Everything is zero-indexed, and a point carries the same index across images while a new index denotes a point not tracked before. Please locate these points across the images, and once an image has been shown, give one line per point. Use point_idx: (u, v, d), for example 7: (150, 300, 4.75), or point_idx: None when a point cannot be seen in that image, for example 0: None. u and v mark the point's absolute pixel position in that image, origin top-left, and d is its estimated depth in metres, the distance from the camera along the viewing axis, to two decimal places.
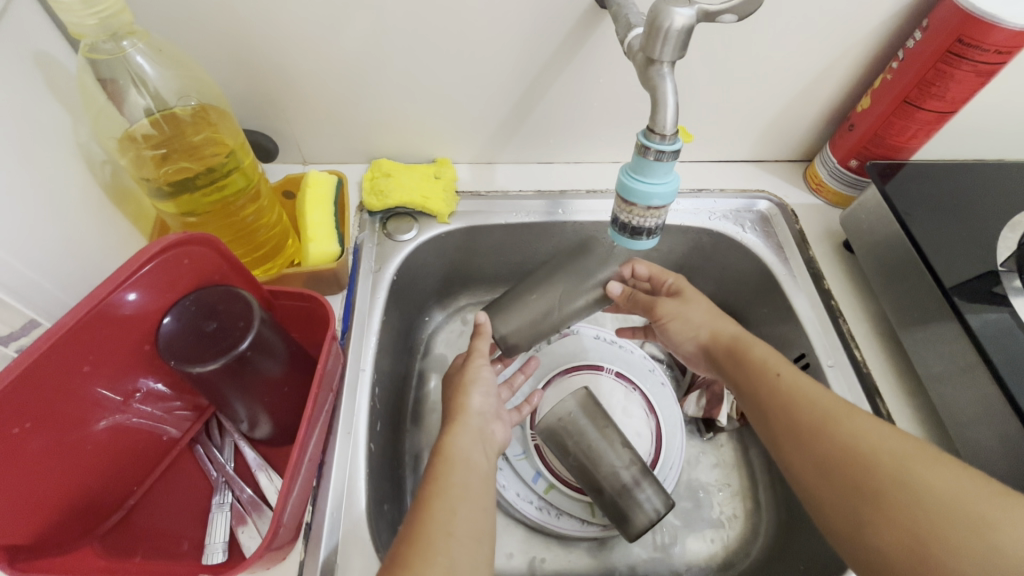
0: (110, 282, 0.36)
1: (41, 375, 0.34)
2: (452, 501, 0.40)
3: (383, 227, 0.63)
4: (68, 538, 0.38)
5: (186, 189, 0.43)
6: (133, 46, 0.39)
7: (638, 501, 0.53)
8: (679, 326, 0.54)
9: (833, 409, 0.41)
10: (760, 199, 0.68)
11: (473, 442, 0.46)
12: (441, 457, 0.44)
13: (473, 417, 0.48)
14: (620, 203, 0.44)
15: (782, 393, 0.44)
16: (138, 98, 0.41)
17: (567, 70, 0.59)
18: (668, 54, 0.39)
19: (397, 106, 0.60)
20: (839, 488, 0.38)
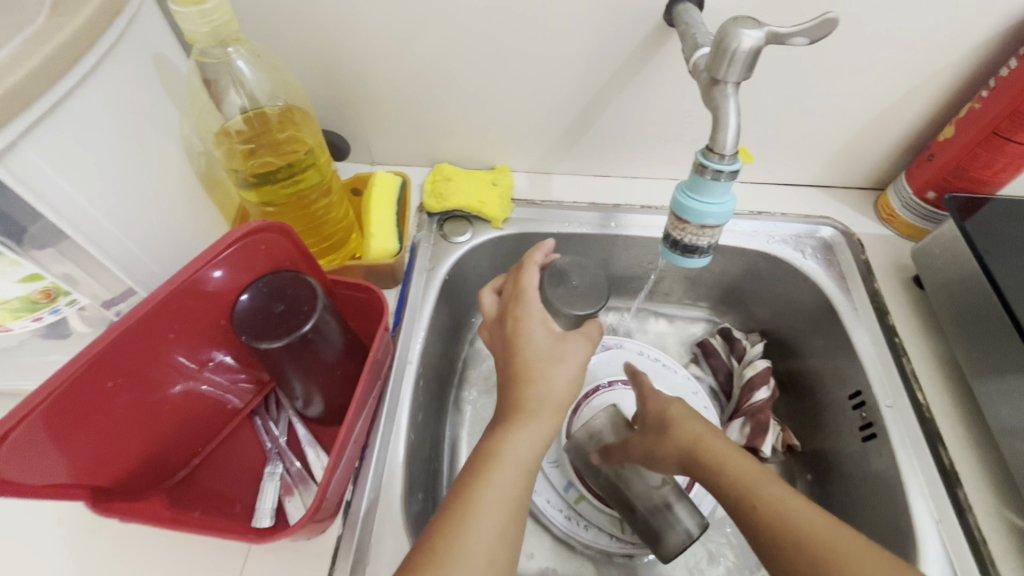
0: (200, 259, 0.40)
1: (136, 335, 0.39)
2: (487, 501, 0.40)
3: (439, 229, 0.66)
4: (140, 487, 0.42)
5: (267, 182, 0.47)
6: (236, 52, 0.44)
7: (672, 521, 0.52)
8: (658, 436, 0.51)
9: (814, 545, 0.38)
10: (823, 226, 0.66)
11: (532, 442, 0.43)
12: (496, 459, 0.42)
13: (547, 414, 0.44)
14: (673, 220, 0.44)
15: (766, 526, 0.40)
16: (235, 99, 0.46)
17: (630, 85, 0.59)
18: (733, 75, 0.39)
19: (462, 114, 0.63)
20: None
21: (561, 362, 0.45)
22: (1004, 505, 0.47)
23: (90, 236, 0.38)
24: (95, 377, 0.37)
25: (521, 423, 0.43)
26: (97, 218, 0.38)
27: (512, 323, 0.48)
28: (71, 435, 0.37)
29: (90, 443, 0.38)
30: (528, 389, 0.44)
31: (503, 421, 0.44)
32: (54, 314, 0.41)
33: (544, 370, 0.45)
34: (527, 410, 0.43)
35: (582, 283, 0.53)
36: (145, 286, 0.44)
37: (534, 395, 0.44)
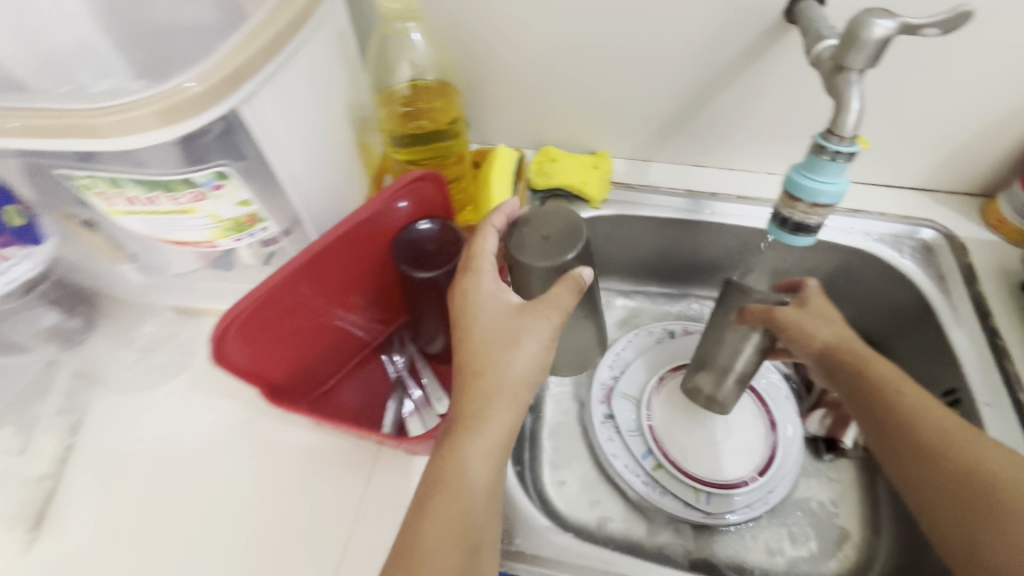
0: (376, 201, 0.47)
1: (305, 269, 0.46)
2: (445, 515, 0.38)
3: (542, 205, 0.71)
4: (289, 392, 0.50)
5: (417, 142, 0.54)
6: (412, 28, 0.50)
7: (718, 394, 0.65)
8: (814, 320, 0.54)
9: (948, 431, 0.45)
10: (924, 227, 0.66)
11: (484, 456, 0.40)
12: (446, 484, 0.39)
13: (501, 425, 0.41)
14: (784, 199, 0.47)
15: (908, 411, 0.47)
16: (404, 70, 0.53)
17: (740, 77, 0.62)
18: (860, 63, 0.42)
19: (574, 99, 0.68)
20: (962, 505, 0.42)
21: (512, 352, 0.41)
22: None
23: (284, 172, 0.46)
24: (270, 297, 0.45)
25: (469, 437, 0.40)
26: (291, 158, 0.46)
27: (459, 295, 0.44)
28: (244, 342, 0.45)
29: (257, 347, 0.46)
30: (475, 387, 0.41)
31: (450, 433, 0.41)
32: (251, 237, 0.47)
33: (496, 356, 0.41)
34: (474, 418, 0.40)
35: (554, 234, 0.46)
36: (310, 223, 0.51)
37: (483, 390, 0.41)
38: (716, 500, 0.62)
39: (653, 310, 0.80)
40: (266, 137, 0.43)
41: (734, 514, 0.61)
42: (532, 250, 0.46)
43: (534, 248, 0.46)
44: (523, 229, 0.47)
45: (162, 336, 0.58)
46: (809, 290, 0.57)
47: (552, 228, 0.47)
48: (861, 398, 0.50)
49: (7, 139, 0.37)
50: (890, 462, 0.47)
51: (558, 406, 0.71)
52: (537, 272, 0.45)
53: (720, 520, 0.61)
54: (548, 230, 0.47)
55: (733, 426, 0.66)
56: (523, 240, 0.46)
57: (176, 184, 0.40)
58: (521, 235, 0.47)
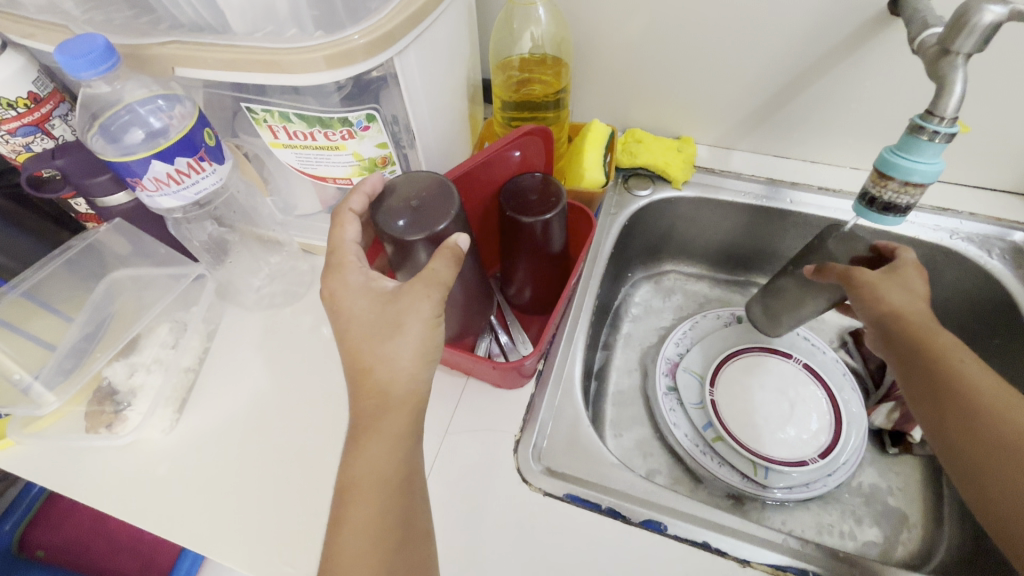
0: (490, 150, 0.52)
1: None
2: (360, 520, 0.39)
3: (624, 182, 0.76)
4: None
5: (527, 108, 0.60)
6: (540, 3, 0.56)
7: (770, 326, 0.72)
8: (888, 286, 0.55)
9: (996, 399, 0.45)
10: (1016, 230, 0.65)
11: (387, 449, 0.40)
12: (357, 486, 0.39)
13: (393, 416, 0.40)
14: (875, 178, 0.49)
15: (961, 377, 0.47)
16: (526, 42, 0.59)
17: (834, 69, 0.64)
18: (968, 47, 0.43)
19: (666, 84, 0.72)
20: (1002, 465, 0.43)
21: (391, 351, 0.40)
22: None
23: (415, 121, 0.52)
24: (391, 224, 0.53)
25: (367, 441, 0.40)
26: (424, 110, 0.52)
27: (329, 296, 0.44)
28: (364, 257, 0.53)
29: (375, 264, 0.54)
30: (372, 385, 0.40)
31: (353, 438, 0.41)
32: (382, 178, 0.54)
33: (376, 349, 0.40)
34: (377, 419, 0.40)
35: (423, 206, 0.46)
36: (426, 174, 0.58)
37: (375, 386, 0.40)
38: (773, 476, 0.63)
39: (721, 296, 0.83)
40: (408, 88, 0.49)
41: (790, 490, 0.62)
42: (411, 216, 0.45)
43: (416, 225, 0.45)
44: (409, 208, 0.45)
45: (284, 267, 0.66)
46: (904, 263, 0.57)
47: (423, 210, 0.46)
48: (914, 363, 0.51)
49: (209, 72, 0.45)
50: (933, 423, 0.48)
51: (621, 374, 0.76)
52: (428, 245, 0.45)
53: (774, 495, 0.62)
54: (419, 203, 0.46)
55: (797, 411, 0.67)
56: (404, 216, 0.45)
57: (334, 122, 0.47)
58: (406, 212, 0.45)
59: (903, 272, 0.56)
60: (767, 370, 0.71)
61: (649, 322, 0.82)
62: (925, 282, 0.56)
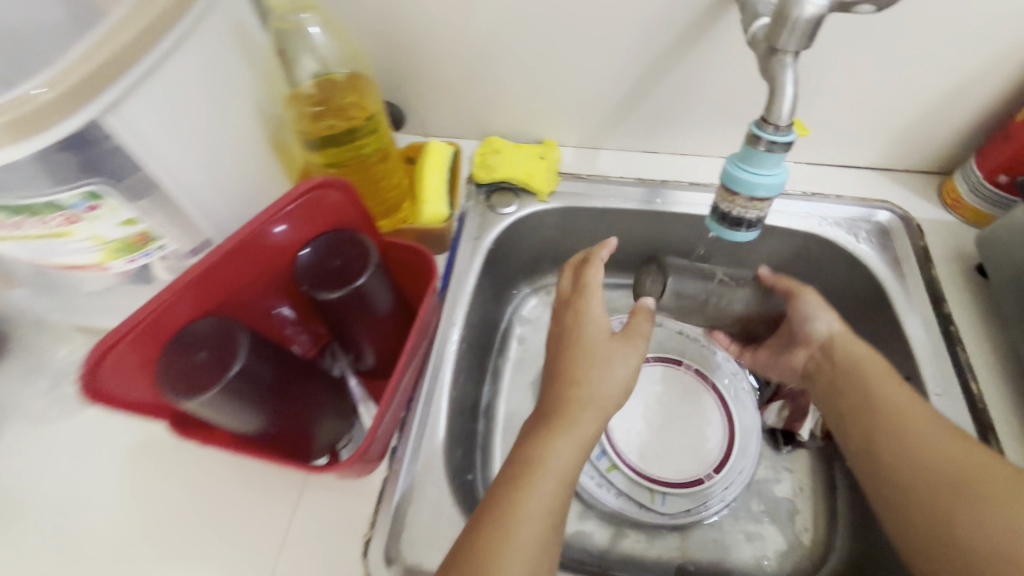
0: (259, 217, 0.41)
1: (194, 291, 0.40)
2: (524, 523, 0.41)
3: (487, 200, 0.67)
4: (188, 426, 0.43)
5: (334, 143, 0.49)
6: (309, 18, 0.45)
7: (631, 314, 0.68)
8: (823, 311, 0.55)
9: (920, 429, 0.45)
10: (880, 210, 0.63)
11: (572, 450, 0.46)
12: (539, 463, 0.44)
13: (586, 418, 0.47)
14: (722, 193, 0.44)
15: (889, 400, 0.47)
16: (307, 64, 0.48)
17: (685, 60, 0.58)
18: (792, 45, 0.39)
19: (515, 87, 0.64)
20: (923, 496, 0.42)
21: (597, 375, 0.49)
22: None
23: (176, 180, 0.42)
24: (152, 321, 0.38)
25: (557, 437, 0.46)
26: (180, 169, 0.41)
27: (571, 318, 0.53)
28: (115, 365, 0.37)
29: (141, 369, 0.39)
30: (581, 398, 0.48)
31: (543, 430, 0.47)
32: (144, 257, 0.44)
33: (601, 373, 0.49)
34: (572, 415, 0.47)
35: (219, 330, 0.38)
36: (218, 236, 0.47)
37: (583, 400, 0.48)
38: (670, 501, 0.60)
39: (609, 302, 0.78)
40: (149, 144, 0.39)
41: (695, 512, 0.60)
42: (171, 372, 0.36)
43: (193, 373, 0.36)
44: (199, 341, 0.37)
45: (78, 360, 0.54)
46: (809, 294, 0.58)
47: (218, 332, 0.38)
48: (843, 385, 0.51)
49: None
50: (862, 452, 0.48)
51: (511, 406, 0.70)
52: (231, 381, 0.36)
53: (692, 518, 0.60)
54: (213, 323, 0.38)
55: (692, 426, 0.64)
56: (185, 366, 0.36)
57: (43, 210, 0.36)
58: (192, 353, 0.37)
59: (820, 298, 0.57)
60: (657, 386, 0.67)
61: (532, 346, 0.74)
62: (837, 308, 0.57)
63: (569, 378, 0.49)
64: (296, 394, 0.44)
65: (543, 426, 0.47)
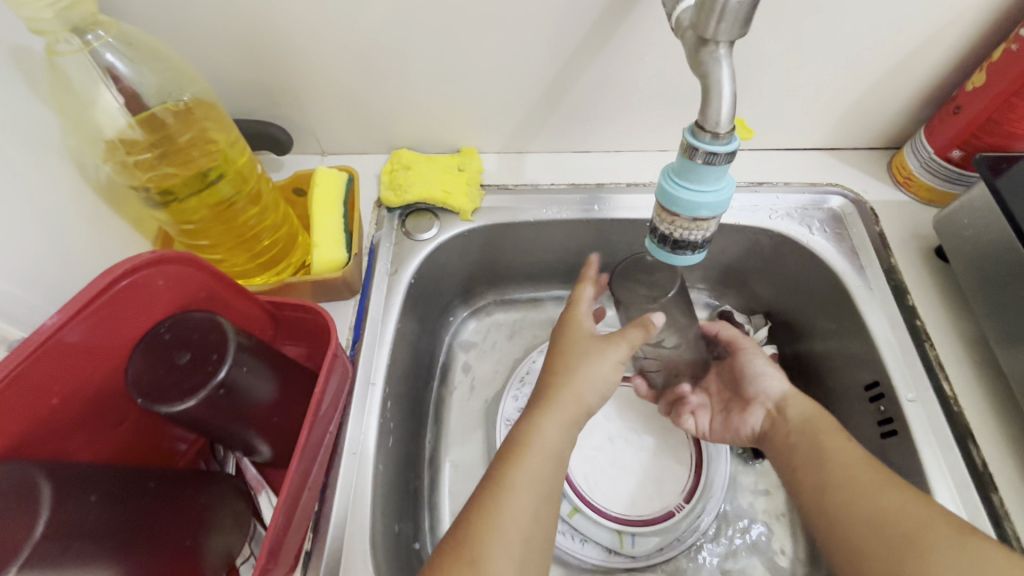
0: (57, 316, 0.29)
1: None
2: (514, 503, 0.38)
3: (401, 225, 0.58)
4: None
5: (178, 197, 0.39)
6: (99, 39, 0.35)
7: None
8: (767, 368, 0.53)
9: (863, 479, 0.40)
10: (832, 195, 0.58)
11: (561, 429, 0.43)
12: (526, 446, 0.41)
13: (571, 398, 0.43)
14: (660, 212, 0.37)
15: (834, 459, 0.43)
16: (111, 100, 0.36)
17: (605, 49, 0.50)
18: (724, 33, 0.32)
19: (416, 93, 0.55)
20: (869, 555, 0.37)
21: (582, 366, 0.44)
22: None
23: None
24: None
25: (545, 414, 0.43)
26: None
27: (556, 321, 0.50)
28: None
29: None
30: (572, 390, 0.43)
31: (528, 412, 0.44)
32: None
33: (589, 370, 0.44)
34: (556, 399, 0.43)
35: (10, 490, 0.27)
36: None
37: (574, 395, 0.43)
38: (641, 541, 0.54)
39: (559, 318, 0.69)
40: None
41: (667, 549, 0.54)
42: None
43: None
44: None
45: None
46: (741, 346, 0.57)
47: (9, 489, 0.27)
48: (796, 443, 0.47)
49: None
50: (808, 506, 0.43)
51: None
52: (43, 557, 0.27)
53: (664, 556, 0.54)
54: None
55: (656, 451, 0.58)
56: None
57: None
58: None
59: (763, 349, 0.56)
60: (617, 409, 0.60)
61: (477, 380, 0.64)
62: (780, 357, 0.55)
63: (556, 369, 0.45)
64: (172, 528, 0.34)
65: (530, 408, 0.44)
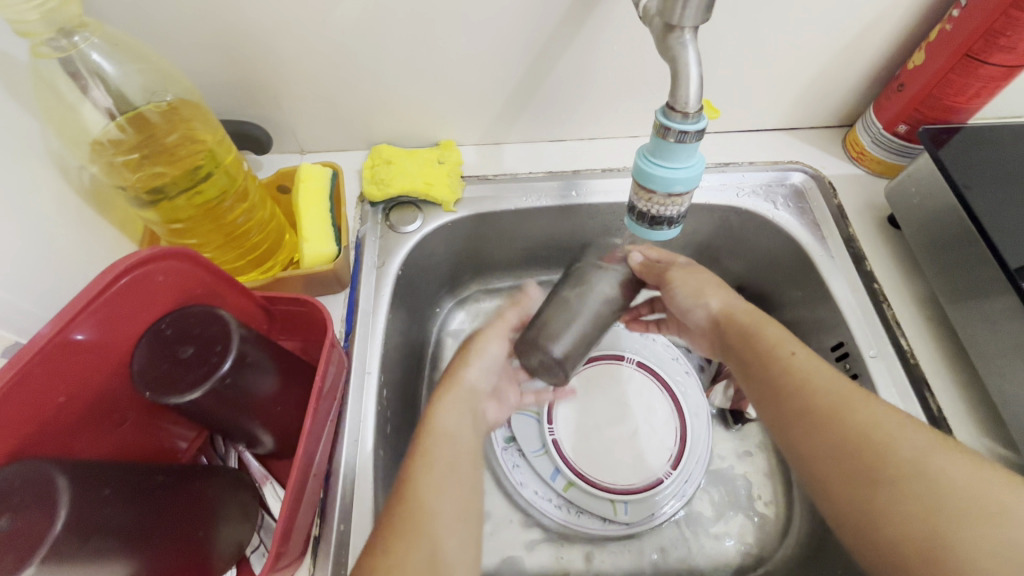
0: (62, 314, 0.29)
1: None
2: (434, 479, 0.36)
3: (385, 219, 0.59)
4: None
5: (167, 196, 0.40)
6: (85, 40, 0.36)
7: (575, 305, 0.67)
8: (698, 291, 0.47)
9: (842, 392, 0.38)
10: (793, 171, 0.62)
11: (457, 409, 0.42)
12: (432, 424, 0.40)
13: (461, 388, 0.44)
14: (637, 189, 0.40)
15: (794, 375, 0.40)
16: (98, 100, 0.37)
17: (575, 40, 0.52)
18: (689, 19, 0.35)
19: (394, 89, 0.56)
20: (849, 476, 0.35)
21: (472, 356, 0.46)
22: (989, 437, 0.47)
23: None
24: None
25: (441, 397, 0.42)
26: None
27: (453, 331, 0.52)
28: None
29: None
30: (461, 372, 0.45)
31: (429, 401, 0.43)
32: None
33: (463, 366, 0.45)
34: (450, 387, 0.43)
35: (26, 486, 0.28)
36: None
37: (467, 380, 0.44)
38: (633, 508, 0.57)
39: None
40: None
41: (658, 514, 0.57)
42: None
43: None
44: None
45: None
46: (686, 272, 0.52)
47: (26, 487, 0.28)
48: (746, 362, 0.43)
49: None
50: (779, 429, 0.40)
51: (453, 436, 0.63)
52: (62, 548, 0.27)
53: (655, 521, 0.57)
54: (13, 476, 0.27)
55: (644, 423, 0.60)
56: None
57: None
58: None
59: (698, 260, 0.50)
60: (604, 386, 0.62)
61: None
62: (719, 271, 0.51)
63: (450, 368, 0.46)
64: (183, 520, 0.34)
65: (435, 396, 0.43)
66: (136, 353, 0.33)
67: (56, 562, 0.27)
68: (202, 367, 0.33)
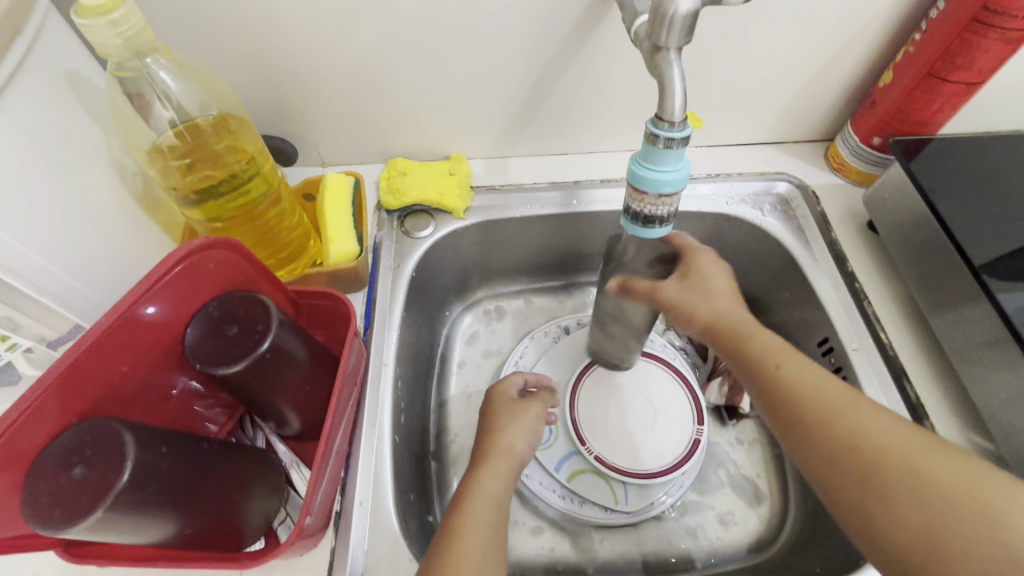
0: (128, 296, 0.35)
1: (67, 391, 0.33)
2: (470, 542, 0.40)
3: (401, 225, 0.64)
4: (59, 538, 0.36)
5: (211, 197, 0.45)
6: (156, 62, 0.41)
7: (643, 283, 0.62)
8: (702, 295, 0.48)
9: (837, 401, 0.39)
10: (779, 181, 0.67)
11: (501, 475, 0.47)
12: (472, 492, 0.44)
13: (504, 450, 0.49)
14: (631, 192, 0.43)
15: (787, 387, 0.41)
16: (162, 111, 0.43)
17: (576, 60, 0.58)
18: (674, 41, 0.40)
19: (409, 108, 0.61)
20: (848, 482, 0.37)
21: (509, 426, 0.51)
22: (964, 424, 0.50)
23: None
24: (25, 429, 0.31)
25: (483, 469, 0.47)
26: (42, 266, 0.35)
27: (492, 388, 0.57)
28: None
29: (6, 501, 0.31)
30: (510, 440, 0.50)
31: (473, 468, 0.48)
32: None
33: (505, 438, 0.50)
34: (494, 453, 0.49)
35: (96, 440, 0.32)
36: None
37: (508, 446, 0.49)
38: (634, 498, 0.59)
39: (546, 308, 0.75)
40: None
41: (657, 504, 0.59)
42: (45, 501, 0.30)
43: (68, 495, 0.30)
44: (75, 454, 0.31)
45: None
46: (693, 253, 0.51)
47: (96, 441, 0.32)
48: (744, 370, 0.44)
49: None
50: (780, 437, 0.42)
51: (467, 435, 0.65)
52: (125, 498, 0.31)
53: (653, 511, 0.59)
54: (85, 433, 0.32)
55: (653, 422, 0.62)
56: (57, 488, 0.30)
57: None
58: (66, 469, 0.31)
59: (695, 269, 0.49)
60: (608, 383, 0.64)
61: (476, 367, 0.70)
62: (721, 269, 0.50)
63: (490, 443, 0.50)
64: (223, 485, 0.38)
65: (475, 465, 0.48)
66: (185, 335, 0.38)
67: (120, 506, 0.31)
68: (236, 355, 0.37)
